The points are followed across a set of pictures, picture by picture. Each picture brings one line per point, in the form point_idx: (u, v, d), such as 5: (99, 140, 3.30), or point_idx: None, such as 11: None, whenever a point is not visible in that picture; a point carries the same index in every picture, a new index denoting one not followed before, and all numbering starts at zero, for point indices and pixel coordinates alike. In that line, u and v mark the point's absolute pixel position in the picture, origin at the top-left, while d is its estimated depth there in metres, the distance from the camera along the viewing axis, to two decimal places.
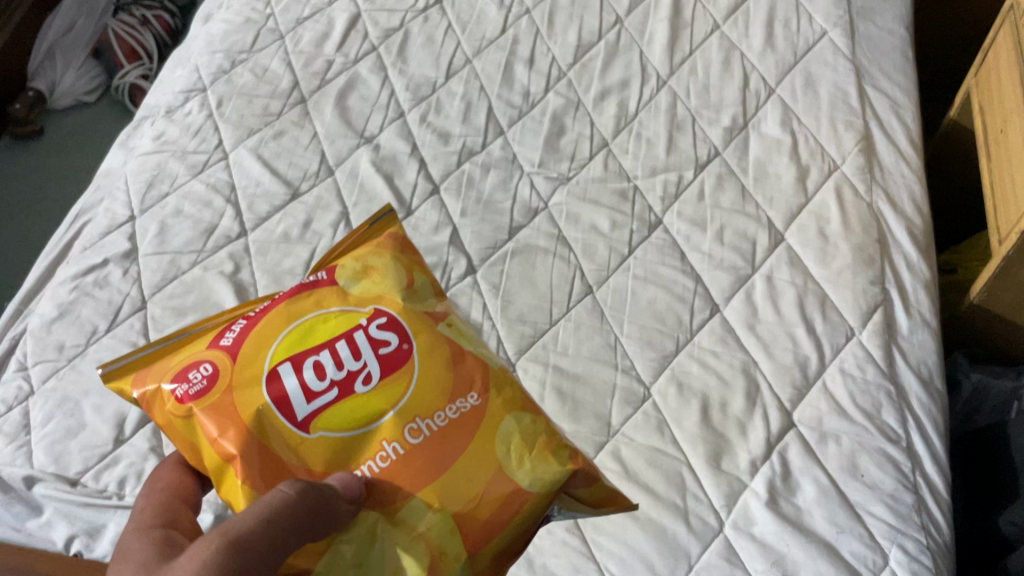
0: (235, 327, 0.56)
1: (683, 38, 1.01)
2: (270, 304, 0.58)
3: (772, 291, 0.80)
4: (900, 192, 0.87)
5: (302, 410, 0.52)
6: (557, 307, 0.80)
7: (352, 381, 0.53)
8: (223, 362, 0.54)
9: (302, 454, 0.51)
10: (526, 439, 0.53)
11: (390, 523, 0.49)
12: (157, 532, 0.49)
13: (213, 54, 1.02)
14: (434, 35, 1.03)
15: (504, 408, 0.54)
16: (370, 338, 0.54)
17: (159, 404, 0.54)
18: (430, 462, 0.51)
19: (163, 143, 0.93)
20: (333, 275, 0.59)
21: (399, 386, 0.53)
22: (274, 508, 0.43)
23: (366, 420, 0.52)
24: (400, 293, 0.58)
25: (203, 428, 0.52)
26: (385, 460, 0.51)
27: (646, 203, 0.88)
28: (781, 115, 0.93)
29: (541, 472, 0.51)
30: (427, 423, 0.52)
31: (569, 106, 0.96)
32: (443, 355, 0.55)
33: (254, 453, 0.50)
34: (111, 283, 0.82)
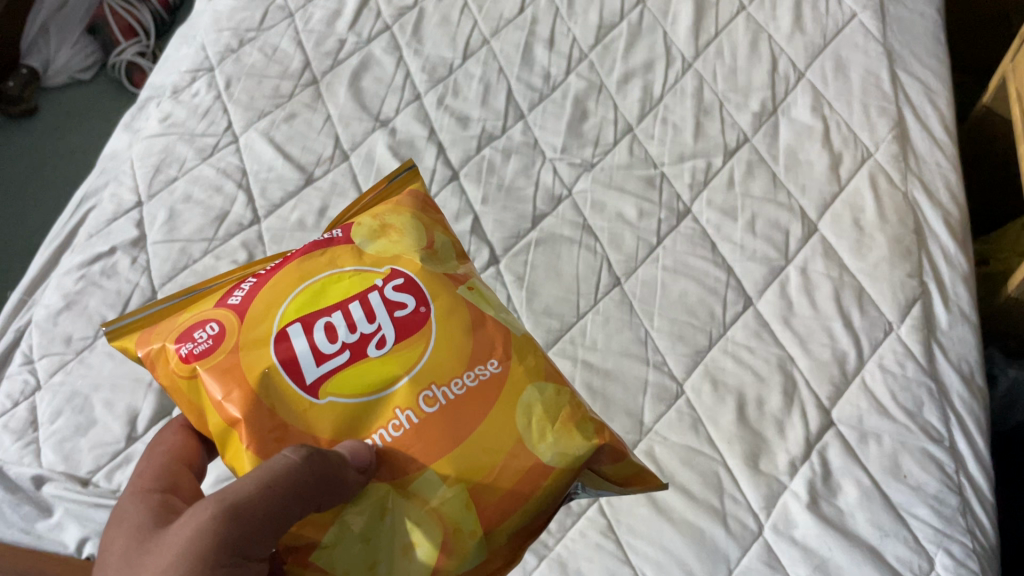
0: (244, 288, 0.59)
1: (708, 19, 0.98)
2: (282, 266, 0.60)
3: (807, 284, 0.77)
4: (935, 180, 0.84)
5: (310, 372, 0.53)
6: (584, 299, 0.78)
7: (365, 343, 0.55)
8: (230, 321, 0.56)
9: (309, 418, 0.53)
10: (549, 413, 0.54)
11: (405, 495, 0.51)
12: (156, 497, 0.50)
13: (220, 32, 0.98)
14: (449, 14, 0.99)
15: (523, 377, 0.55)
16: (384, 301, 0.56)
17: (165, 362, 0.57)
18: (444, 431, 0.52)
19: (170, 125, 0.90)
20: (351, 236, 0.62)
21: (414, 350, 0.55)
22: (275, 475, 0.45)
23: (380, 386, 0.53)
24: (417, 255, 0.60)
25: (207, 388, 0.54)
26: (398, 429, 0.52)
27: (674, 191, 0.85)
28: (812, 101, 0.90)
29: (564, 445, 0.53)
30: (442, 391, 0.53)
31: (591, 90, 0.93)
32: (460, 320, 0.57)
33: (260, 415, 0.52)
34: (119, 272, 0.79)
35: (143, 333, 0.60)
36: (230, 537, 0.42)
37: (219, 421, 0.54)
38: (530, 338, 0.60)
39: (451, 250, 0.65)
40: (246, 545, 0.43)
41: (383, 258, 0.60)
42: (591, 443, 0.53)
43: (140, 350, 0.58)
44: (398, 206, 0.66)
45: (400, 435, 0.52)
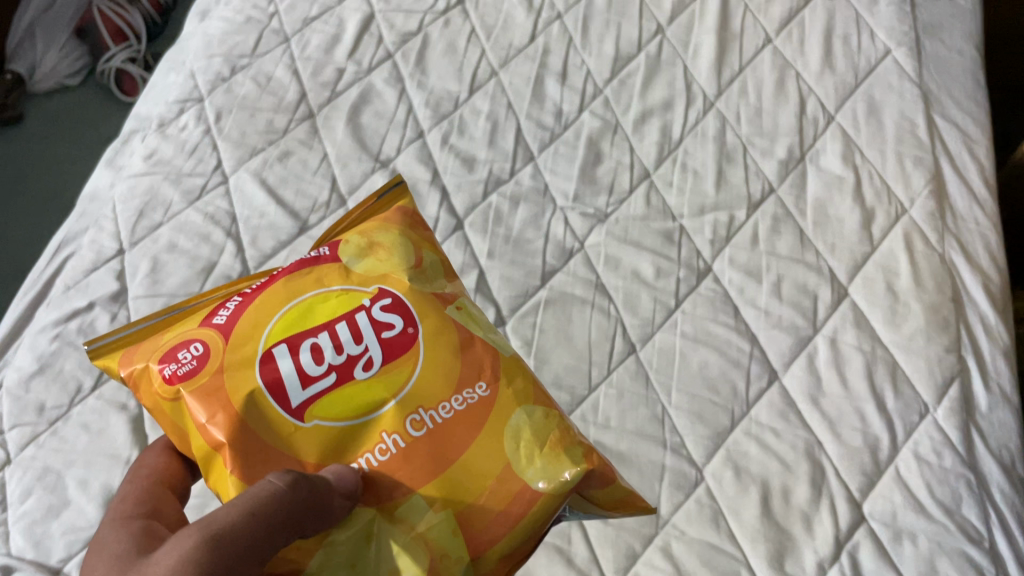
0: (229, 306, 0.57)
1: (732, 53, 0.91)
2: (267, 283, 0.58)
3: (837, 358, 0.72)
4: (974, 241, 0.79)
5: (295, 396, 0.51)
6: (597, 369, 0.72)
7: (352, 366, 0.53)
8: (214, 341, 0.54)
9: (294, 443, 0.51)
10: (537, 436, 0.52)
11: (390, 521, 0.49)
12: (137, 526, 0.46)
13: (211, 58, 0.91)
14: (456, 41, 0.93)
15: (512, 400, 0.54)
16: (371, 321, 0.55)
17: (147, 383, 0.54)
18: (432, 456, 0.51)
19: (155, 163, 0.84)
20: (338, 253, 0.60)
21: (403, 372, 0.53)
22: (259, 502, 0.41)
23: (367, 410, 0.52)
24: (406, 273, 0.59)
25: (190, 411, 0.52)
26: (384, 453, 0.51)
27: (694, 247, 0.79)
28: (843, 148, 0.84)
29: (555, 469, 0.51)
30: (431, 415, 0.52)
31: (606, 130, 0.87)
32: (450, 341, 0.55)
33: (245, 438, 0.50)
34: (97, 331, 0.73)
35: (126, 351, 0.57)
36: (218, 563, 0.37)
37: (203, 444, 0.51)
38: (519, 359, 0.59)
39: (440, 268, 0.63)
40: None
41: (374, 276, 0.58)
42: (580, 467, 0.51)
43: (121, 370, 0.56)
44: (386, 222, 0.64)
45: (386, 460, 0.51)
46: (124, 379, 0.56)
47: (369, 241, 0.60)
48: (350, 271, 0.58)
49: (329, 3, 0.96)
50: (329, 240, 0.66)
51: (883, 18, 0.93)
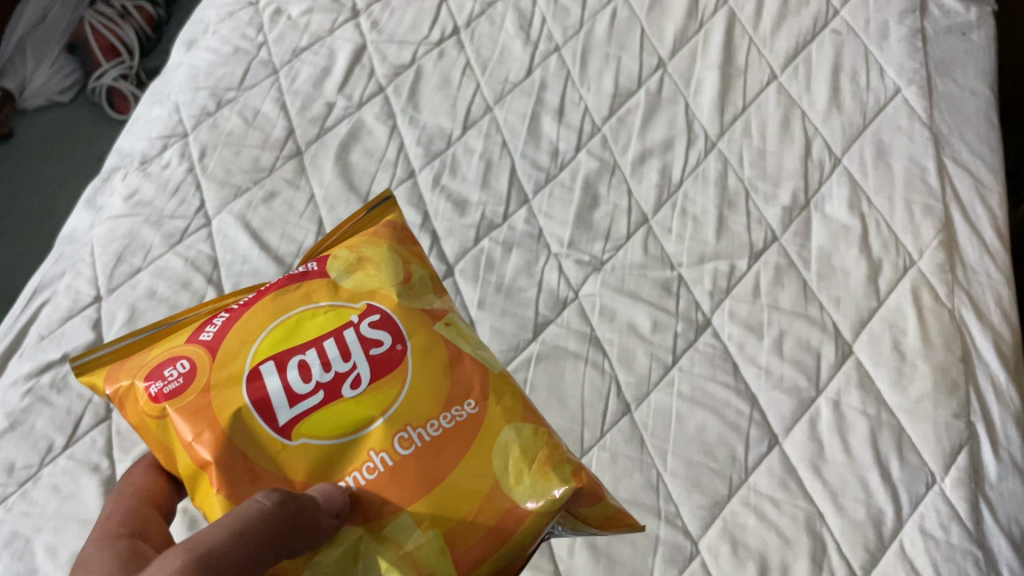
0: (216, 322, 0.56)
1: (735, 90, 0.88)
2: (254, 298, 0.57)
3: (840, 423, 0.69)
4: (985, 296, 0.76)
5: (282, 414, 0.51)
6: (589, 431, 0.69)
7: (339, 384, 0.52)
8: (202, 358, 0.53)
9: (282, 462, 0.50)
10: (527, 453, 0.51)
11: (377, 540, 0.47)
12: (123, 543, 0.46)
13: (196, 91, 0.89)
14: (450, 75, 0.90)
15: (502, 417, 0.52)
16: (359, 338, 0.54)
17: (133, 401, 0.54)
18: (420, 474, 0.49)
19: (136, 204, 0.81)
20: (325, 268, 0.58)
21: (391, 390, 0.52)
22: (245, 520, 0.40)
23: (354, 428, 0.51)
24: (394, 288, 0.57)
25: (176, 429, 0.51)
26: (371, 472, 0.50)
27: (693, 298, 0.76)
28: (849, 194, 0.81)
29: (543, 487, 0.49)
30: (419, 433, 0.51)
31: (603, 171, 0.84)
32: (439, 357, 0.54)
33: (231, 458, 0.49)
34: (71, 385, 0.71)
35: (111, 368, 0.56)
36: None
37: (189, 462, 0.51)
38: (509, 375, 0.57)
39: (430, 282, 0.61)
40: None
41: (363, 291, 0.57)
42: (570, 485, 0.49)
43: (107, 387, 0.55)
44: (375, 235, 0.62)
45: (373, 478, 0.49)
46: (110, 396, 0.55)
47: (357, 255, 0.59)
48: (339, 286, 0.57)
49: (320, 33, 0.93)
50: (317, 252, 0.64)
51: (893, 54, 0.89)
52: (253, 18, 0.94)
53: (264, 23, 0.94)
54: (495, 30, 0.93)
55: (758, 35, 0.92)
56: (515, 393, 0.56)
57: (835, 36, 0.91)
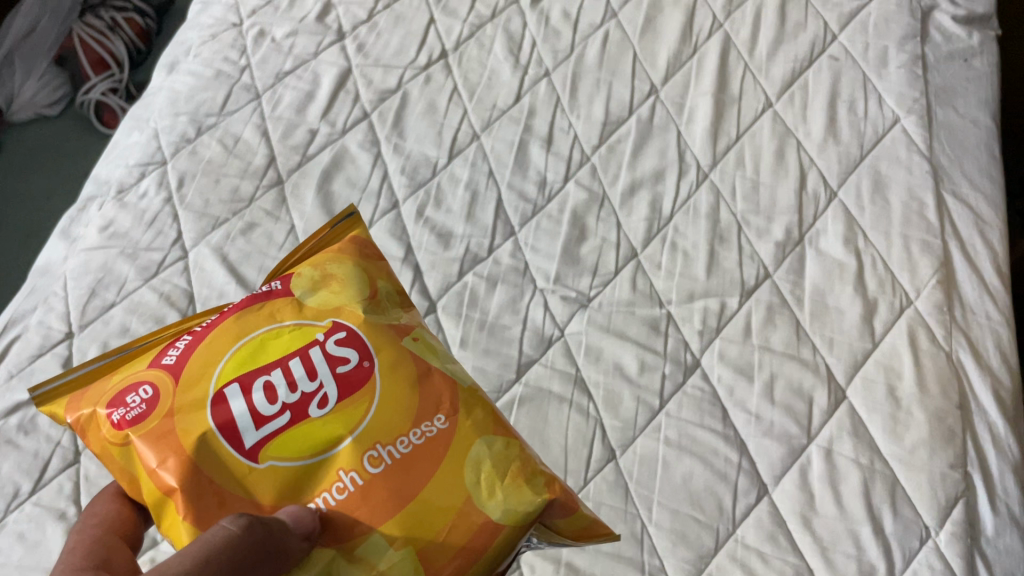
0: (179, 346, 0.54)
1: (729, 119, 0.86)
2: (217, 320, 0.55)
3: (832, 473, 0.66)
4: (983, 338, 0.74)
5: (248, 437, 0.49)
6: (572, 480, 0.67)
7: (306, 404, 0.51)
8: (165, 383, 0.52)
9: (248, 484, 0.48)
10: (498, 467, 0.50)
11: (349, 560, 0.47)
12: (88, 573, 0.42)
13: (176, 116, 0.86)
14: (436, 101, 0.88)
15: (472, 432, 0.51)
16: (326, 356, 0.53)
17: (95, 429, 0.52)
18: (393, 492, 0.48)
19: (111, 236, 0.79)
20: (289, 287, 0.57)
21: (359, 408, 0.51)
22: (213, 549, 0.38)
23: (323, 448, 0.49)
24: (360, 304, 0.56)
25: (140, 456, 0.49)
26: (341, 492, 0.48)
27: (682, 337, 0.74)
28: (845, 229, 0.78)
29: (516, 501, 0.49)
30: (389, 450, 0.50)
31: (592, 202, 0.82)
32: (408, 372, 0.53)
33: (197, 484, 0.48)
34: (39, 428, 0.69)
35: (72, 397, 0.55)
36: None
37: (154, 488, 0.49)
38: (479, 389, 0.56)
39: (397, 298, 0.61)
40: None
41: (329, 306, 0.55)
42: (543, 498, 0.49)
43: (68, 417, 0.53)
44: (340, 252, 0.61)
45: (343, 497, 0.48)
46: (73, 426, 0.53)
47: (322, 272, 0.58)
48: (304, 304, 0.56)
49: (304, 56, 0.91)
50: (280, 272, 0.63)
51: (892, 81, 0.87)
52: (236, 40, 0.92)
53: (247, 45, 0.92)
54: (483, 53, 0.91)
55: (753, 60, 0.90)
56: (485, 406, 0.55)
57: (833, 62, 0.89)
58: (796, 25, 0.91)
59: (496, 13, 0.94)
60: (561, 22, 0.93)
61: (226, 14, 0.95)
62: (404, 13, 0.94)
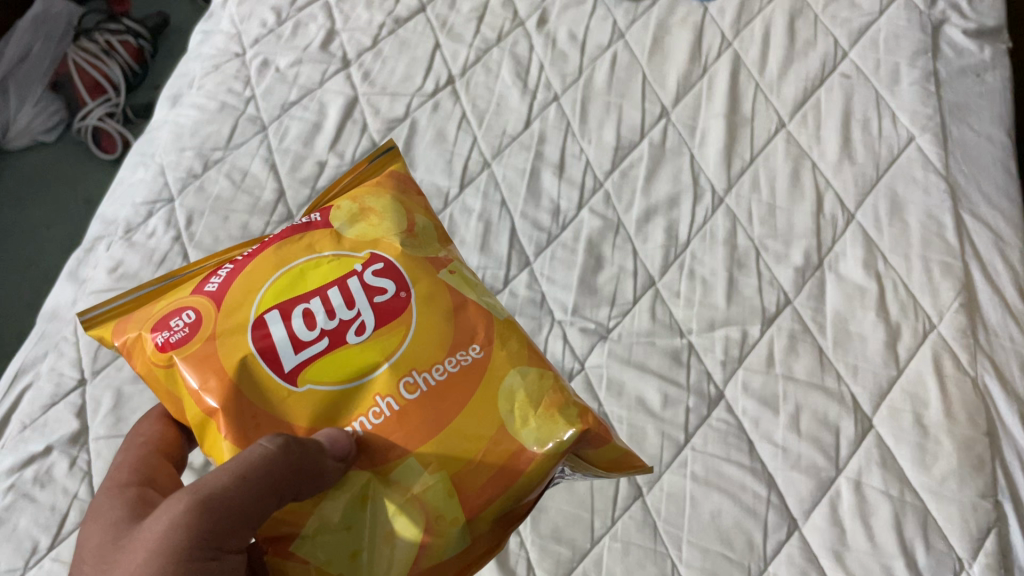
0: (221, 274, 0.54)
1: (742, 141, 0.85)
2: (257, 251, 0.55)
3: (861, 505, 0.66)
4: (1008, 361, 0.73)
5: (288, 361, 0.49)
6: (600, 518, 0.66)
7: (343, 330, 0.50)
8: (207, 309, 0.52)
9: (287, 408, 0.48)
10: (532, 397, 0.49)
11: (384, 483, 0.47)
12: (143, 484, 0.46)
13: (182, 151, 0.85)
14: (445, 129, 0.87)
15: (508, 360, 0.51)
16: (363, 286, 0.52)
17: (141, 351, 0.52)
18: (427, 419, 0.48)
19: (121, 277, 0.78)
20: (328, 220, 0.57)
21: (395, 336, 0.50)
22: (249, 465, 0.42)
23: (360, 374, 0.49)
24: (398, 238, 0.55)
25: (183, 377, 0.49)
26: (378, 417, 0.48)
27: (705, 368, 0.73)
28: (864, 253, 0.77)
29: (549, 430, 0.48)
30: (424, 377, 0.49)
31: (607, 230, 0.81)
32: (443, 304, 0.52)
33: (239, 405, 0.48)
34: (55, 479, 0.68)
35: (121, 321, 0.55)
36: (203, 532, 0.40)
37: (198, 410, 0.49)
38: (514, 321, 0.55)
39: (435, 233, 0.60)
40: (217, 537, 0.40)
41: (371, 238, 0.55)
42: (575, 427, 0.48)
43: (116, 340, 0.54)
44: (378, 187, 0.61)
45: (378, 420, 0.48)
46: (120, 349, 0.54)
47: (361, 205, 0.57)
48: (343, 234, 0.56)
49: (309, 85, 0.89)
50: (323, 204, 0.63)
51: (906, 99, 0.86)
52: (240, 71, 0.91)
53: (250, 76, 0.90)
54: (491, 78, 0.90)
55: (764, 80, 0.89)
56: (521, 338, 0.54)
57: (845, 80, 0.88)
58: (806, 42, 0.90)
59: (502, 37, 0.93)
60: (568, 44, 0.92)
61: (228, 44, 0.93)
62: (409, 39, 0.92)
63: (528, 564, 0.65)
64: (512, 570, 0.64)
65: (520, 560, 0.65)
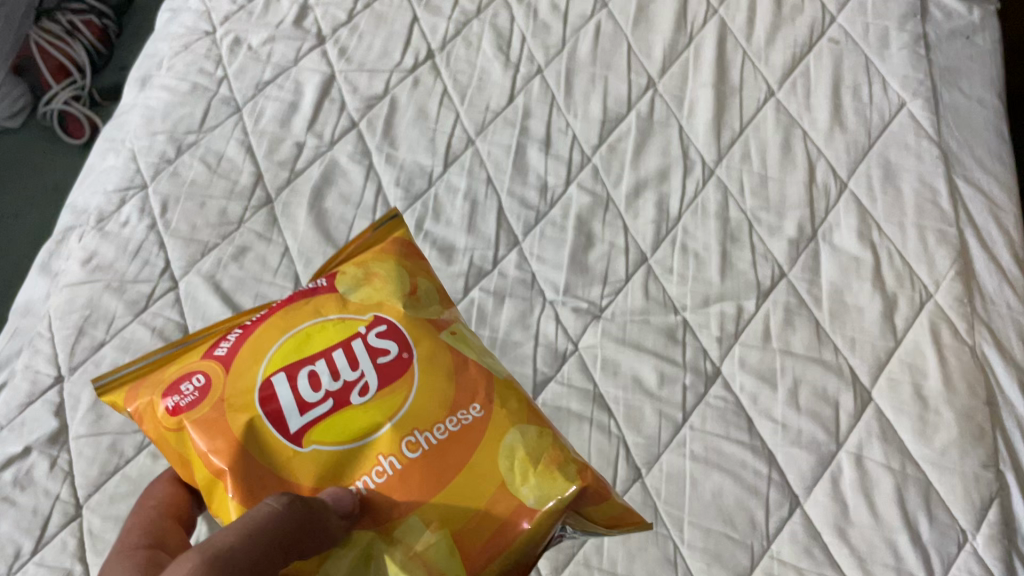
0: (228, 338, 0.53)
1: (731, 111, 0.83)
2: (265, 314, 0.55)
3: (863, 479, 0.65)
4: (1005, 328, 0.72)
5: (293, 421, 0.48)
6: None
7: (347, 392, 0.50)
8: (216, 372, 0.51)
9: (291, 470, 0.47)
10: (533, 453, 0.48)
11: (387, 541, 0.45)
12: (143, 553, 0.44)
13: (153, 135, 0.82)
14: (427, 105, 0.84)
15: (508, 420, 0.50)
16: (367, 348, 0.52)
17: (150, 415, 0.52)
18: (429, 476, 0.47)
19: (95, 269, 0.75)
20: (333, 283, 0.56)
21: (397, 396, 0.50)
22: (257, 523, 0.39)
23: (363, 435, 0.48)
24: (401, 301, 0.55)
25: (192, 440, 0.49)
26: (381, 475, 0.47)
27: (700, 345, 0.71)
28: (859, 222, 0.76)
29: (549, 487, 0.47)
30: (427, 436, 0.48)
31: (597, 206, 0.79)
32: (444, 364, 0.52)
33: (246, 467, 0.48)
34: (35, 481, 0.65)
35: (132, 385, 0.54)
36: None
37: (206, 474, 0.49)
38: (513, 382, 0.55)
39: (438, 297, 0.59)
40: None
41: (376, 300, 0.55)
42: (576, 485, 0.47)
43: (127, 406, 0.53)
44: (382, 253, 0.60)
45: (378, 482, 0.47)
46: (132, 415, 0.53)
47: (365, 271, 0.57)
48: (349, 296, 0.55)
49: (284, 63, 0.86)
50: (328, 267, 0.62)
51: (895, 63, 0.85)
52: (211, 50, 0.87)
53: (222, 55, 0.87)
54: (472, 52, 0.87)
55: (751, 47, 0.87)
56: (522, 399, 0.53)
57: (833, 46, 0.86)
58: (793, 8, 0.88)
59: (482, 8, 0.90)
60: (551, 14, 0.89)
61: (197, 22, 0.90)
62: (386, 13, 0.90)
63: None
64: None
65: None
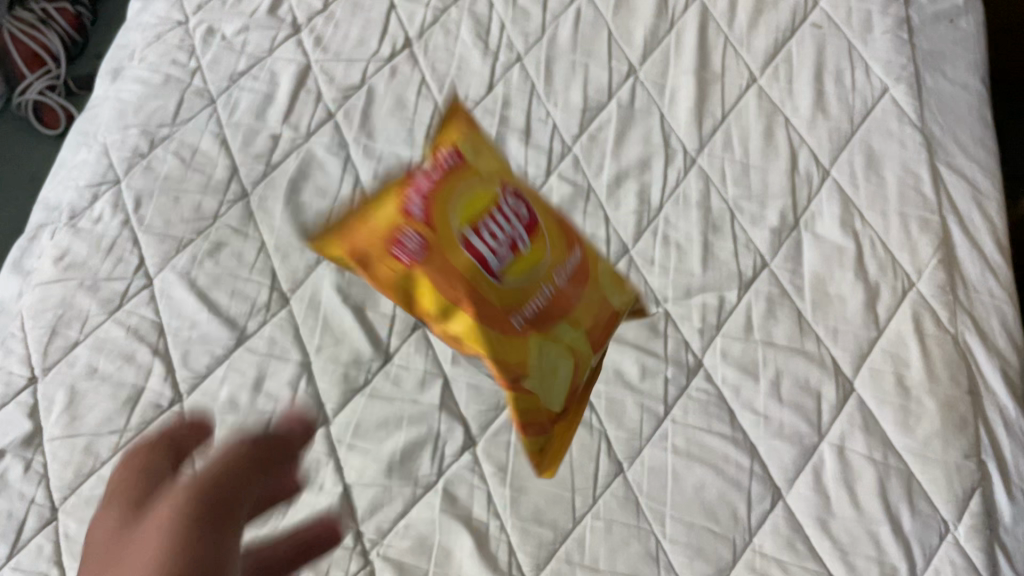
0: (416, 195, 0.63)
1: (713, 99, 0.82)
2: (438, 172, 0.65)
3: (845, 471, 0.65)
4: (988, 317, 0.72)
5: (494, 264, 0.62)
6: (581, 497, 0.64)
7: (517, 245, 0.64)
8: (426, 232, 0.62)
9: (500, 296, 0.62)
10: (610, 274, 0.69)
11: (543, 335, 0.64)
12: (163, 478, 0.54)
13: (126, 129, 0.81)
14: (405, 95, 0.83)
15: (602, 294, 0.68)
16: (510, 209, 0.65)
17: (377, 261, 0.63)
18: (569, 299, 0.66)
19: (67, 267, 0.74)
20: (462, 155, 0.66)
21: (545, 248, 0.65)
22: None
23: (525, 276, 0.64)
24: (513, 175, 0.68)
25: (437, 286, 0.61)
26: (538, 305, 0.64)
27: (682, 337, 0.71)
28: (841, 211, 0.76)
29: (620, 290, 0.69)
30: (561, 277, 0.66)
31: (578, 197, 0.78)
32: (562, 234, 0.68)
33: (479, 305, 0.61)
34: (11, 484, 0.65)
35: (344, 236, 0.64)
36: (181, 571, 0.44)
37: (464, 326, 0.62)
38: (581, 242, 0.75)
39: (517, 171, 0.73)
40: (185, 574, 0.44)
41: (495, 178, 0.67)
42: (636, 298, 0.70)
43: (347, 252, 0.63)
44: (461, 131, 0.69)
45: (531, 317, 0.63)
46: (352, 260, 0.63)
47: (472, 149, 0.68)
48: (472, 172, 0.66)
49: (258, 53, 0.85)
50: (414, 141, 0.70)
51: (879, 48, 0.84)
52: (183, 40, 0.86)
53: (195, 45, 0.86)
54: (450, 40, 0.86)
55: (734, 33, 0.86)
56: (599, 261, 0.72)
57: (816, 31, 0.85)
58: None
59: None
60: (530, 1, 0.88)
61: (169, 12, 0.88)
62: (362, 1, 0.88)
63: (510, 548, 0.63)
64: (493, 556, 0.62)
65: (501, 546, 0.63)
